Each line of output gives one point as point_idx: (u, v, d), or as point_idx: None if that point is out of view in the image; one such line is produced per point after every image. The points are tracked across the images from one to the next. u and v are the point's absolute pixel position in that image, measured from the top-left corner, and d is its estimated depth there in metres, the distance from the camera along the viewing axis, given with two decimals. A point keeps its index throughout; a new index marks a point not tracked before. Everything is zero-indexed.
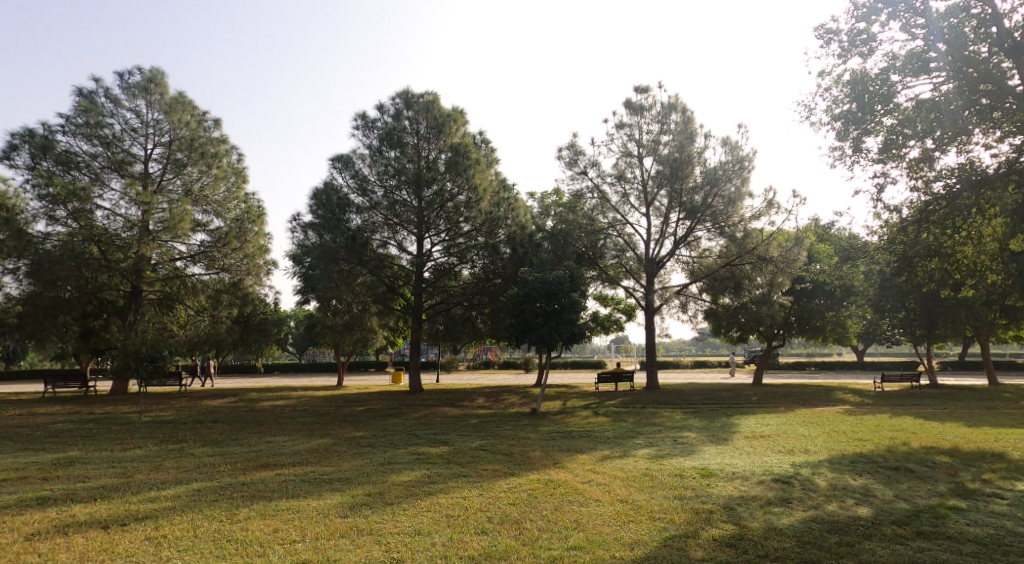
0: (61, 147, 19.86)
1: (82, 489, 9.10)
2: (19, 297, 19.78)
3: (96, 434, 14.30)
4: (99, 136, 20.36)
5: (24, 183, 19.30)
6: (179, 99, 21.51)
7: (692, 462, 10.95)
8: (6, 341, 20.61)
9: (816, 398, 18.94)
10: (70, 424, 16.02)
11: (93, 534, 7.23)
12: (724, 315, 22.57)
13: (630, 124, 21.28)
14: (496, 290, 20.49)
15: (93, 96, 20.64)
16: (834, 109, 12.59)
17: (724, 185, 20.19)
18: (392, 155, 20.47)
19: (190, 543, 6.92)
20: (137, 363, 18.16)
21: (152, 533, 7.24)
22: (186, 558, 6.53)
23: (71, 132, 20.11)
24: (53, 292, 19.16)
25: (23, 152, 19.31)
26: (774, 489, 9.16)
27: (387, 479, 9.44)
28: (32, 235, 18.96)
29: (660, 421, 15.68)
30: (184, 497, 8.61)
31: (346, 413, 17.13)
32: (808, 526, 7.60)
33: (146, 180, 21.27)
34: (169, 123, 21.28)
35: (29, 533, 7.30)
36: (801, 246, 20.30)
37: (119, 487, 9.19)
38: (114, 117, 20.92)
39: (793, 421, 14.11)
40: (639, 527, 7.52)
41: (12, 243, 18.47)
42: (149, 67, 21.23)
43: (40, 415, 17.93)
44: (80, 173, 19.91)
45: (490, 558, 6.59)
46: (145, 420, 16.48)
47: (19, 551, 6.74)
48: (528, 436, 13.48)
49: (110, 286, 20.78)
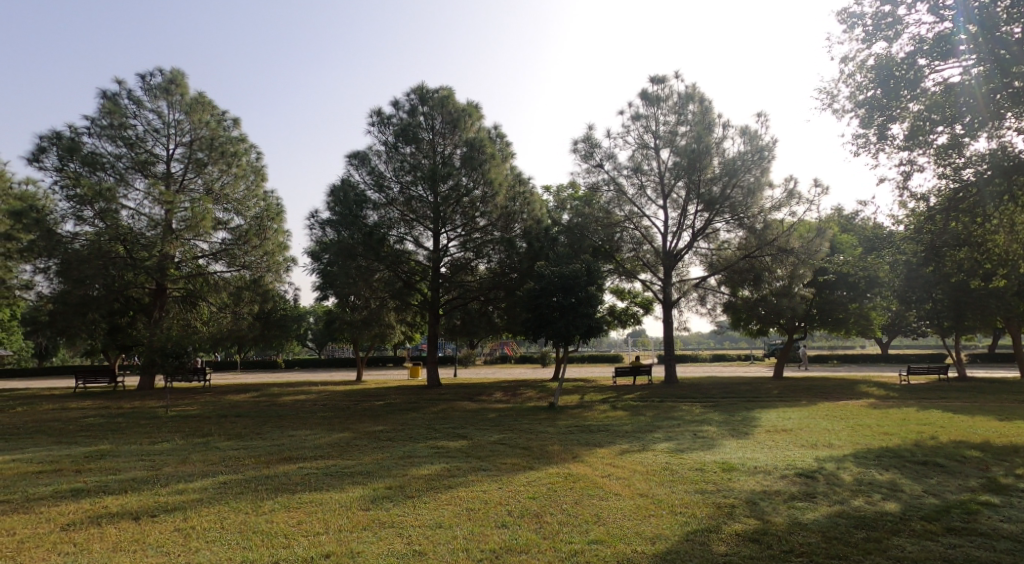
0: (87, 148, 20.09)
1: (113, 481, 9.19)
2: (50, 295, 20.17)
3: (124, 428, 14.50)
4: (123, 137, 20.58)
5: (52, 184, 19.64)
6: (199, 99, 21.72)
7: (712, 457, 10.80)
8: (38, 339, 21.00)
9: (839, 391, 18.66)
10: (101, 418, 16.23)
11: (125, 525, 7.28)
12: (743, 308, 22.36)
13: (646, 115, 21.07)
14: (512, 285, 20.48)
15: (116, 98, 20.89)
16: (857, 96, 12.30)
17: (743, 175, 19.88)
18: (408, 151, 20.53)
19: (218, 534, 6.93)
20: (163, 359, 18.38)
21: (181, 524, 7.26)
22: (214, 549, 6.55)
23: (96, 133, 20.39)
24: (81, 290, 19.32)
25: (51, 154, 19.66)
26: (797, 483, 9.00)
27: (407, 473, 9.41)
28: (61, 235, 19.25)
29: (680, 416, 15.52)
30: (210, 489, 8.64)
31: (365, 408, 17.17)
32: (835, 522, 7.43)
33: (168, 179, 21.48)
34: (190, 123, 21.57)
35: (65, 523, 7.38)
36: (824, 237, 19.92)
37: (148, 479, 9.26)
38: (137, 118, 21.13)
39: (817, 415, 13.88)
40: (661, 522, 7.42)
41: (42, 243, 18.77)
42: (170, 69, 21.44)
43: (72, 410, 18.24)
44: (105, 174, 20.08)
45: (512, 551, 6.53)
46: (171, 414, 16.69)
47: (55, 541, 6.82)
48: (547, 430, 13.39)
49: (137, 285, 21.05)
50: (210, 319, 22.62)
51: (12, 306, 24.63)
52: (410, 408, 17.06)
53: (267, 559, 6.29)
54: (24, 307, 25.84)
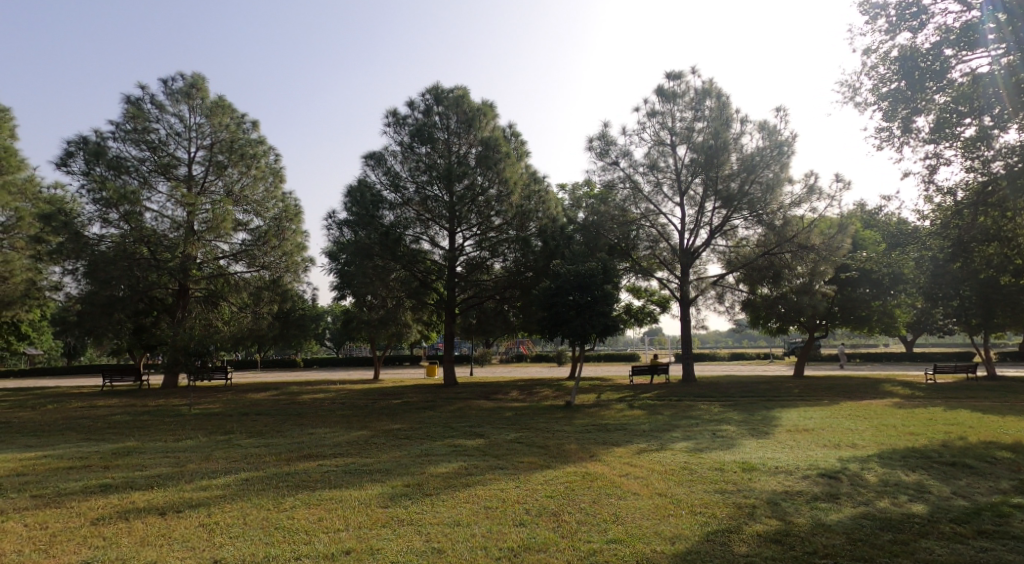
0: (111, 152, 20.32)
1: (140, 477, 9.26)
2: (77, 296, 20.45)
3: (149, 425, 14.62)
4: (146, 141, 20.81)
5: (80, 188, 19.87)
6: (219, 103, 21.91)
7: (732, 456, 10.66)
8: (66, 339, 21.34)
9: (863, 390, 18.35)
10: (127, 416, 16.40)
11: (152, 520, 7.30)
12: (763, 306, 22.09)
13: (662, 112, 20.86)
14: (528, 284, 20.36)
15: (139, 103, 21.11)
16: (880, 89, 12.06)
17: (761, 171, 19.57)
18: (423, 151, 20.51)
19: (241, 530, 6.93)
20: (186, 358, 18.55)
21: (205, 520, 7.28)
22: (237, 544, 6.55)
23: (121, 138, 20.65)
24: (108, 291, 19.53)
25: (78, 158, 19.92)
26: (820, 483, 8.83)
27: (424, 471, 9.35)
28: (87, 238, 19.51)
29: (699, 415, 15.36)
30: (233, 486, 8.66)
31: (383, 406, 17.18)
32: (859, 523, 7.27)
33: (190, 182, 21.68)
34: (210, 126, 21.77)
35: (94, 518, 7.43)
36: (846, 233, 19.58)
37: (173, 476, 9.31)
38: (159, 122, 21.34)
39: (839, 414, 13.67)
40: (680, 522, 7.30)
41: (70, 246, 19.04)
42: (191, 73, 21.64)
43: (100, 407, 18.45)
44: (130, 177, 20.34)
45: (529, 550, 6.45)
46: (194, 412, 16.85)
47: (85, 535, 6.86)
48: (564, 429, 13.31)
49: (161, 285, 21.28)
50: (231, 319, 22.80)
51: (41, 307, 25.01)
52: (427, 406, 17.06)
53: (288, 555, 6.27)
54: (53, 307, 26.24)
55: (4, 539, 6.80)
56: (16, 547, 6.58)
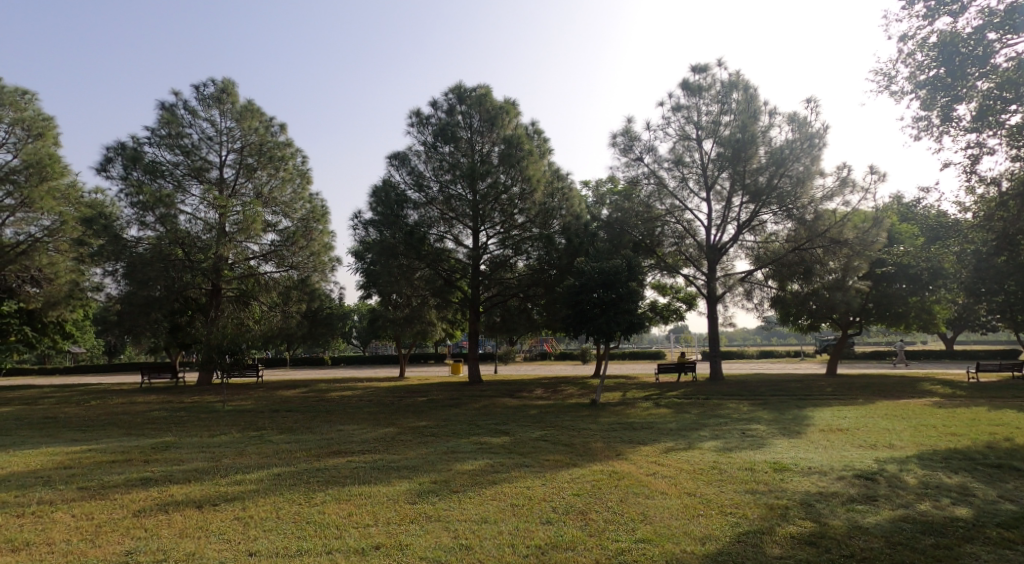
0: (148, 157, 20.71)
1: (178, 471, 9.34)
2: (117, 296, 20.86)
3: (186, 421, 14.83)
4: (180, 146, 21.09)
5: (118, 193, 20.26)
6: (249, 106, 22.12)
7: (763, 456, 10.37)
8: (107, 338, 21.91)
9: (900, 389, 17.80)
10: (165, 412, 16.67)
11: (190, 513, 7.33)
12: (793, 302, 21.64)
13: (688, 106, 20.51)
14: (552, 282, 20.14)
15: (173, 109, 21.45)
16: (918, 76, 11.65)
17: (791, 164, 19.12)
18: (446, 150, 20.48)
19: (274, 524, 6.91)
20: (218, 356, 18.77)
21: (240, 513, 7.27)
22: (270, 538, 6.52)
23: (156, 143, 20.99)
24: (145, 291, 19.88)
25: (117, 164, 20.35)
26: (856, 485, 8.53)
27: (451, 468, 9.27)
28: (126, 240, 19.83)
29: (727, 414, 15.04)
30: (265, 480, 8.68)
31: (408, 404, 17.15)
32: (899, 526, 6.99)
33: (221, 185, 21.96)
34: (240, 130, 21.96)
35: (136, 509, 7.48)
36: (881, 227, 19.00)
37: (210, 470, 9.38)
38: (192, 127, 21.62)
39: (876, 414, 13.26)
40: (710, 522, 7.09)
41: (110, 249, 19.41)
42: (221, 78, 21.86)
43: (139, 404, 18.83)
44: (164, 181, 20.73)
45: (557, 548, 6.30)
46: (228, 409, 17.04)
47: (127, 526, 6.91)
48: (590, 427, 13.12)
49: (195, 286, 21.59)
50: (261, 318, 23.02)
51: (84, 307, 25.55)
52: (452, 404, 16.98)
53: (320, 549, 6.22)
54: (96, 307, 26.84)
55: (53, 529, 6.89)
56: (64, 536, 6.66)
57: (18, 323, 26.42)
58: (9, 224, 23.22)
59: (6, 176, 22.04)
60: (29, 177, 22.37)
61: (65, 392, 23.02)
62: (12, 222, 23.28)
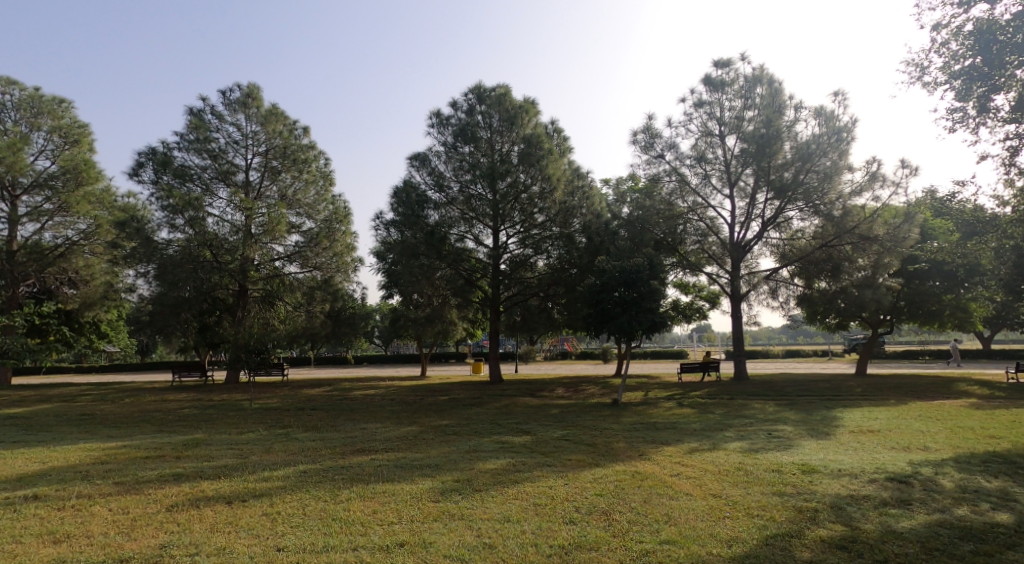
0: (177, 161, 20.97)
1: (208, 467, 9.37)
2: (149, 297, 21.14)
3: (215, 418, 14.97)
4: (208, 150, 21.25)
5: (149, 197, 20.52)
6: (273, 110, 22.25)
7: (791, 457, 10.09)
8: (140, 337, 22.27)
9: (934, 390, 17.27)
10: (195, 409, 16.83)
11: (220, 508, 7.31)
12: (820, 301, 21.21)
13: (710, 102, 20.19)
14: (573, 281, 19.96)
15: (201, 114, 21.71)
16: (953, 66, 11.27)
17: (818, 160, 18.69)
18: (466, 150, 20.43)
19: (300, 520, 6.86)
20: (245, 355, 18.92)
21: (268, 509, 7.25)
22: (297, 534, 6.46)
23: (184, 148, 21.21)
24: (175, 292, 20.12)
25: (148, 168, 20.62)
26: (889, 488, 8.24)
27: (473, 466, 9.17)
28: (157, 242, 19.96)
29: (754, 414, 14.74)
30: (292, 477, 8.67)
31: (430, 403, 17.14)
32: (935, 531, 6.72)
33: (247, 188, 22.13)
34: (265, 133, 22.10)
35: (169, 504, 7.49)
36: (913, 223, 18.48)
37: (239, 466, 9.38)
38: (219, 131, 21.83)
39: (909, 415, 12.87)
40: (737, 524, 6.87)
41: (141, 251, 19.60)
42: (247, 83, 22.04)
43: (170, 401, 19.09)
44: (193, 185, 20.95)
45: (581, 548, 6.15)
46: (255, 407, 17.17)
47: (161, 520, 6.91)
48: (613, 427, 12.92)
49: (223, 286, 21.80)
50: (287, 318, 23.17)
51: (118, 308, 25.90)
52: (474, 403, 16.90)
53: (346, 545, 6.15)
54: (129, 308, 27.30)
55: (92, 522, 6.92)
56: (102, 529, 6.68)
57: (57, 323, 27.02)
58: (48, 228, 23.76)
59: (45, 182, 22.78)
60: (66, 182, 23.02)
61: (100, 390, 23.43)
62: (50, 225, 23.76)
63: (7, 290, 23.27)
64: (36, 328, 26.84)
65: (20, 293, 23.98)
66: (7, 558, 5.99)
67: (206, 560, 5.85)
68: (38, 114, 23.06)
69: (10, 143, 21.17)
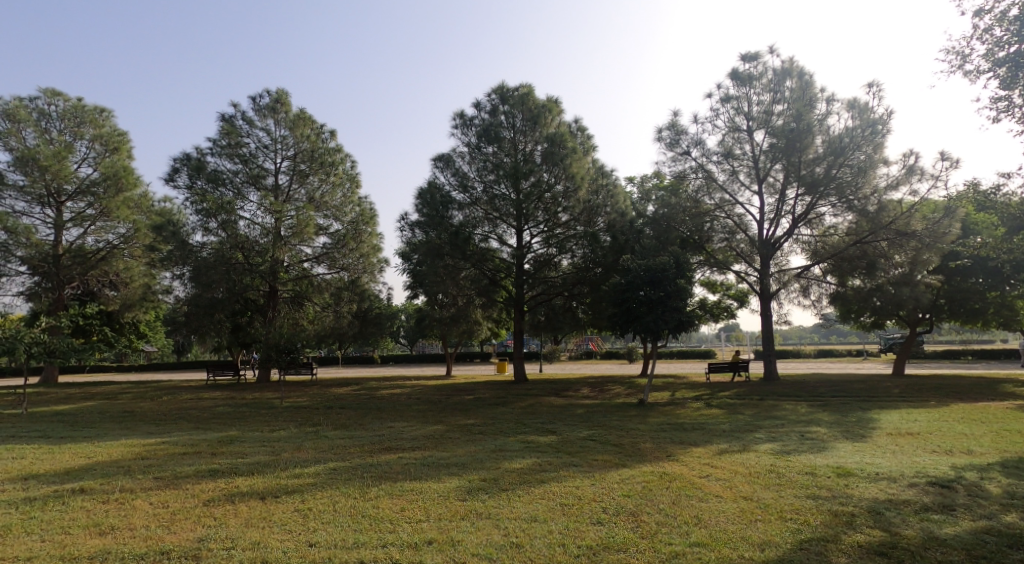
0: (210, 166, 21.21)
1: (241, 464, 9.37)
2: (185, 298, 21.45)
3: (248, 416, 15.09)
4: (239, 155, 21.53)
5: (184, 201, 20.77)
6: (301, 115, 22.41)
7: (825, 460, 9.75)
8: (176, 337, 22.63)
9: (977, 392, 16.65)
10: (228, 407, 16.99)
11: (254, 504, 7.28)
12: (854, 299, 20.67)
13: (738, 96, 19.76)
14: (597, 280, 19.71)
15: (232, 120, 21.96)
16: (997, 54, 10.80)
17: (852, 153, 18.14)
18: (490, 150, 20.31)
19: (331, 516, 6.79)
20: (276, 354, 19.06)
21: (300, 505, 7.19)
22: (327, 529, 6.39)
23: (217, 153, 21.46)
24: (209, 293, 20.34)
25: (183, 174, 20.89)
26: (930, 493, 7.88)
27: (500, 465, 9.03)
28: (192, 245, 20.20)
29: (785, 415, 14.33)
30: (323, 474, 8.61)
31: (456, 402, 17.06)
32: (982, 538, 6.37)
33: (276, 192, 22.29)
34: (293, 137, 22.28)
35: (206, 499, 7.48)
36: (953, 217, 17.86)
37: (271, 463, 9.38)
38: (250, 136, 22.05)
39: (950, 417, 12.38)
40: (769, 528, 6.61)
41: (177, 254, 19.84)
42: (275, 88, 22.21)
43: (205, 399, 19.34)
44: (226, 189, 21.11)
45: (609, 549, 5.96)
46: (286, 405, 17.27)
47: (198, 515, 6.88)
48: (639, 427, 12.68)
49: (254, 288, 22.00)
50: (315, 318, 23.29)
51: (157, 310, 26.34)
52: (499, 403, 16.76)
53: (376, 542, 6.05)
54: (166, 309, 27.76)
55: (135, 515, 6.93)
56: (144, 522, 6.67)
57: (99, 324, 27.62)
58: (90, 233, 24.22)
59: (87, 189, 23.20)
60: (107, 189, 23.39)
61: (141, 389, 23.92)
62: (92, 230, 24.25)
63: (53, 292, 23.90)
64: (80, 329, 27.46)
65: (65, 295, 24.58)
66: (56, 548, 6.01)
67: (242, 554, 5.79)
68: (81, 123, 23.57)
69: (56, 152, 21.85)
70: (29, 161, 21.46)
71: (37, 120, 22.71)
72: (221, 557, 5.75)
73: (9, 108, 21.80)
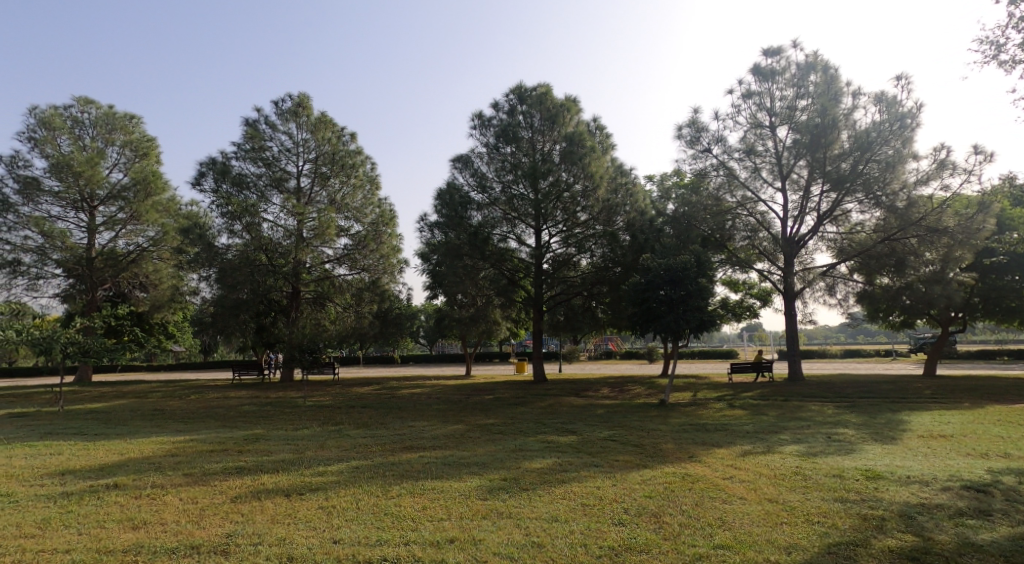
0: (235, 170, 21.37)
1: (266, 461, 9.35)
2: (211, 299, 21.64)
3: (272, 415, 15.15)
4: (262, 158, 21.72)
5: (211, 204, 20.96)
6: (323, 118, 22.54)
7: (853, 463, 9.46)
8: (203, 337, 22.82)
9: (1012, 393, 16.14)
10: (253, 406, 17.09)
11: (280, 501, 7.23)
12: (882, 297, 20.20)
13: (760, 92, 19.40)
14: (616, 280, 19.48)
15: (256, 124, 22.13)
16: None
17: (879, 148, 17.72)
18: (508, 150, 20.18)
19: (354, 514, 6.72)
20: (298, 354, 19.13)
21: (324, 503, 7.12)
22: (350, 527, 6.31)
23: (241, 157, 21.66)
24: (234, 294, 20.48)
25: (208, 178, 21.09)
26: (965, 497, 7.58)
27: (521, 465, 8.89)
28: (217, 247, 20.31)
29: (811, 417, 13.99)
30: (345, 472, 8.55)
31: (476, 402, 16.95)
32: (1020, 545, 6.09)
33: (298, 194, 22.41)
34: (315, 140, 22.39)
35: (234, 496, 7.45)
36: (987, 213, 17.32)
37: (295, 461, 9.35)
38: (273, 140, 22.18)
39: (984, 420, 11.97)
40: (796, 531, 6.39)
41: (203, 256, 20.01)
42: (297, 92, 22.29)
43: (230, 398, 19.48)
44: (250, 192, 21.22)
45: (632, 551, 5.80)
46: (309, 404, 17.33)
47: (226, 511, 6.85)
48: (660, 428, 12.47)
49: (277, 289, 22.10)
50: (337, 318, 23.35)
51: (185, 311, 26.65)
52: (519, 403, 16.63)
53: (398, 540, 5.95)
54: (193, 311, 28.07)
55: (166, 510, 6.91)
56: (174, 517, 6.65)
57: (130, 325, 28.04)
58: (121, 236, 24.57)
59: (117, 193, 23.53)
60: (137, 193, 23.73)
61: (170, 388, 24.23)
62: (123, 233, 24.63)
63: (86, 294, 24.29)
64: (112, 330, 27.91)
65: (98, 297, 24.98)
66: (92, 541, 6.01)
67: (268, 550, 5.72)
68: (112, 129, 23.92)
69: (89, 158, 22.23)
70: (64, 168, 21.85)
71: (70, 128, 23.07)
72: (248, 553, 5.69)
73: (44, 116, 22.17)
